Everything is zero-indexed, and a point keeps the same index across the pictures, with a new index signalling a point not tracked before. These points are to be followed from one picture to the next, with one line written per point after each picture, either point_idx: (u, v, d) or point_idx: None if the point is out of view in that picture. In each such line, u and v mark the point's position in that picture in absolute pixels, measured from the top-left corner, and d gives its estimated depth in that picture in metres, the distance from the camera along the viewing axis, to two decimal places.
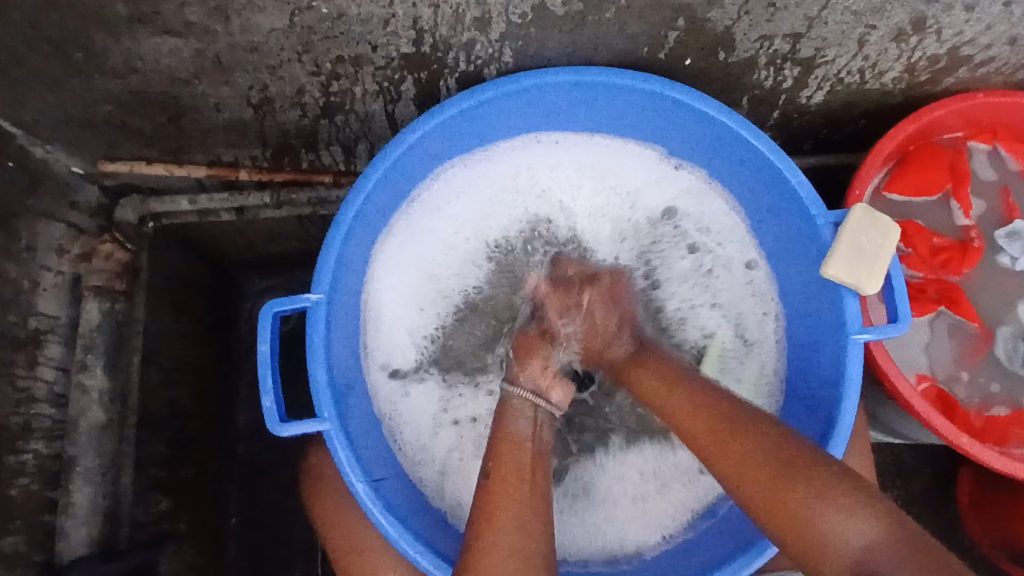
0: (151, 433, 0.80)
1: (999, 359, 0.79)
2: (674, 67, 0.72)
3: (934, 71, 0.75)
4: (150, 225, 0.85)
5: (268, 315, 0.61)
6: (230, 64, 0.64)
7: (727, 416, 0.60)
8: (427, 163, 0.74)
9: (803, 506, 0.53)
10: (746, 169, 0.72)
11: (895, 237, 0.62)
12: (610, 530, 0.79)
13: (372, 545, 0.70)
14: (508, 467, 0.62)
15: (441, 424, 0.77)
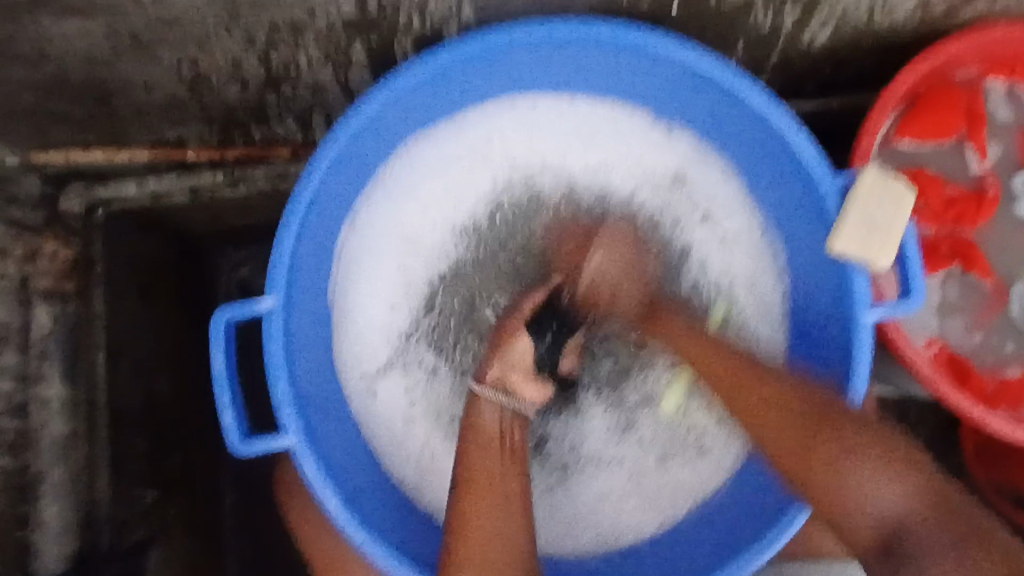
0: (128, 433, 0.77)
1: (1015, 317, 0.74)
2: (658, 14, 0.64)
3: (949, 3, 0.67)
4: (100, 213, 0.78)
5: (219, 324, 0.56)
6: (150, 41, 0.57)
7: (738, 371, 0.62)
8: (388, 138, 0.67)
9: (827, 460, 0.54)
10: (743, 128, 0.64)
11: (910, 204, 0.57)
12: (600, 502, 0.76)
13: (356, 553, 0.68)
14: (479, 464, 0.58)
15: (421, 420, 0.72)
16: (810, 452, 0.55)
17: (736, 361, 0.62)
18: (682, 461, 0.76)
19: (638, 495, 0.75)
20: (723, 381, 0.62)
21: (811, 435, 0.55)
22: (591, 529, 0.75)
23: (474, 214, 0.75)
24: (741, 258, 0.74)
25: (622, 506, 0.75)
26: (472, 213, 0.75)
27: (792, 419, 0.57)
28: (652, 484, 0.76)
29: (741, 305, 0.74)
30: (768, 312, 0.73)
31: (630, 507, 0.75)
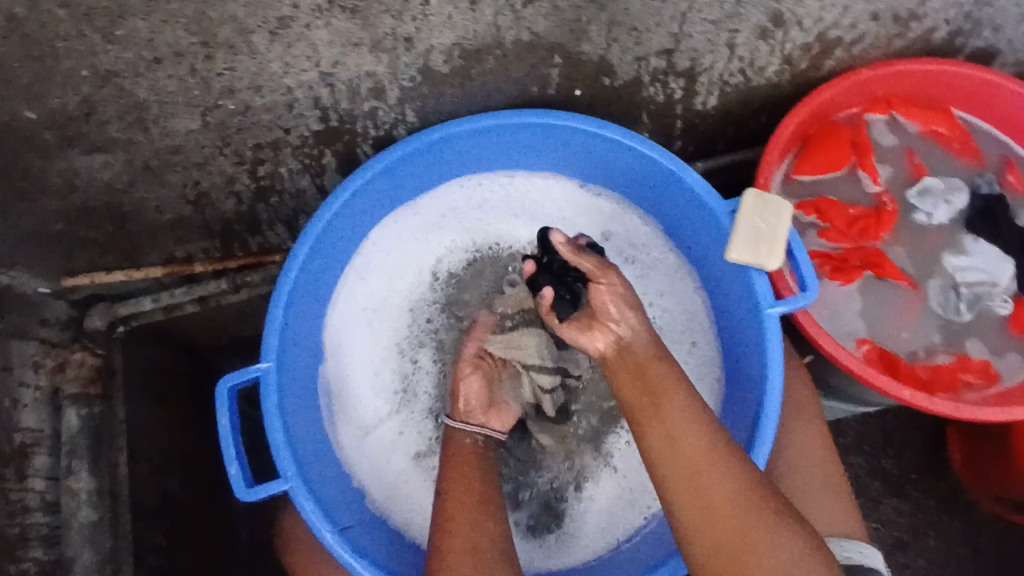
0: (148, 528, 0.84)
1: (935, 310, 0.83)
2: (568, 99, 0.78)
3: (811, 59, 0.82)
4: (121, 328, 0.89)
5: (223, 389, 0.66)
6: (160, 167, 0.70)
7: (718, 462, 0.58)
8: (362, 227, 0.79)
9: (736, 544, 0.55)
10: (645, 183, 0.76)
11: (788, 214, 0.66)
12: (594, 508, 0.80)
13: None
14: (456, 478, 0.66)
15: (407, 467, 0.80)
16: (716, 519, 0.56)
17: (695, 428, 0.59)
18: None
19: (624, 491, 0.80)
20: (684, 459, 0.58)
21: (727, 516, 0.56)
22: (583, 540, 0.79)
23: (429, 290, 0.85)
24: (665, 277, 0.82)
25: (604, 522, 0.79)
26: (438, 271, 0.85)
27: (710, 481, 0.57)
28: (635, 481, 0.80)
29: (678, 316, 0.81)
30: (700, 314, 0.80)
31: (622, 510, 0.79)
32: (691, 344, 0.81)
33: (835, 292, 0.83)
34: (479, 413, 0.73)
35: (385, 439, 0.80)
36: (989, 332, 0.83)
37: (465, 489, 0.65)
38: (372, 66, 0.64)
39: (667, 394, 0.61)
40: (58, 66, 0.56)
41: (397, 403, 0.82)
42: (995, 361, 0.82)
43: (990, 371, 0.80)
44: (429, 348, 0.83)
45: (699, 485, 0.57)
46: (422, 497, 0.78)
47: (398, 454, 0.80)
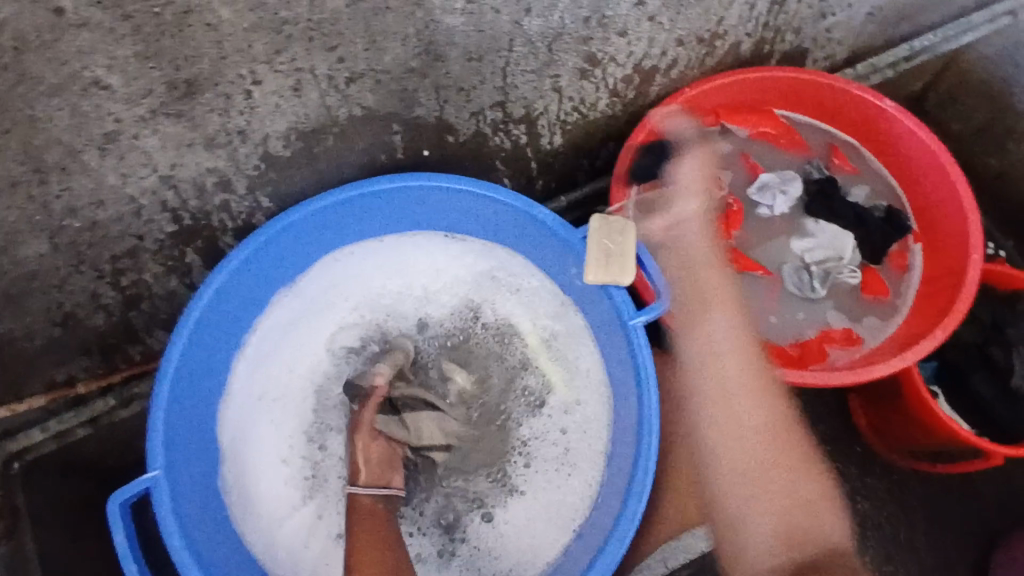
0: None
1: (793, 292, 0.90)
2: (419, 161, 0.82)
3: (636, 88, 0.90)
4: (14, 466, 0.86)
5: (114, 508, 0.65)
6: (17, 295, 0.70)
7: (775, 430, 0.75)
8: (238, 315, 0.79)
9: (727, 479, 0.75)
10: (504, 224, 0.80)
11: (631, 230, 0.72)
12: (513, 538, 0.80)
13: None
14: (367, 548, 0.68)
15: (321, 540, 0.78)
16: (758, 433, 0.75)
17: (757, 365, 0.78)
18: (563, 477, 0.81)
19: (540, 514, 0.80)
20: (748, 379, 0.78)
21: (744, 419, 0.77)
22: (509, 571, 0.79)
23: (323, 366, 0.85)
24: (548, 307, 0.86)
25: (525, 550, 0.79)
26: (332, 342, 0.85)
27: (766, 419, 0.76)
28: (550, 503, 0.80)
29: (562, 342, 0.85)
30: (583, 336, 0.84)
31: (543, 533, 0.79)
32: (579, 365, 0.84)
33: None
34: (380, 475, 0.74)
35: (300, 522, 0.79)
36: (843, 301, 0.91)
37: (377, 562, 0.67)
38: (213, 162, 0.66)
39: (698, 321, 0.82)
40: None
41: (310, 479, 0.81)
42: (854, 326, 0.90)
43: (852, 337, 0.88)
44: (332, 419, 0.83)
45: (745, 408, 0.76)
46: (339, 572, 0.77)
47: (316, 533, 0.78)
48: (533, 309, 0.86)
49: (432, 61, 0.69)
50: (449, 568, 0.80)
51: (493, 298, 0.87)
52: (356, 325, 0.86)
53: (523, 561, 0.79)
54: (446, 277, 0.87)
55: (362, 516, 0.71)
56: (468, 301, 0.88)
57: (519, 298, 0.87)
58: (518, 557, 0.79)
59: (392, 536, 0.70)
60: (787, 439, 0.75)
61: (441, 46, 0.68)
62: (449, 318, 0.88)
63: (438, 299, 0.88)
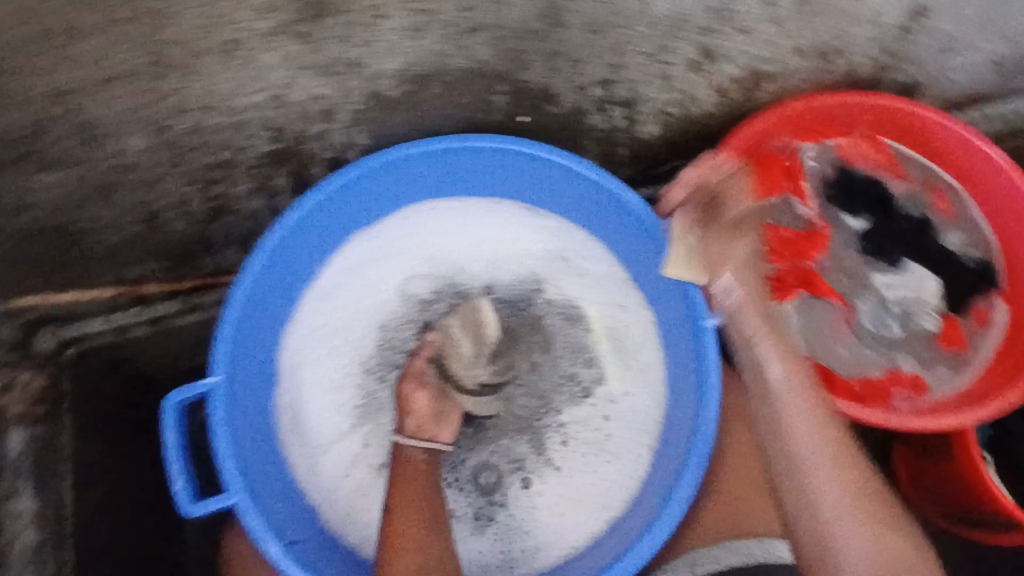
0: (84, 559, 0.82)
1: (869, 329, 0.89)
2: (514, 125, 0.82)
3: (743, 90, 0.88)
4: (69, 350, 0.91)
5: (168, 406, 0.67)
6: (113, 186, 0.72)
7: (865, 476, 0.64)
8: (314, 245, 0.80)
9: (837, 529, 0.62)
10: (587, 204, 0.80)
11: (719, 233, 0.72)
12: (544, 515, 0.81)
13: None
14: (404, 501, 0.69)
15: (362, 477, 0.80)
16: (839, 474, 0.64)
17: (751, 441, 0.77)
18: (604, 466, 0.82)
19: (574, 498, 0.81)
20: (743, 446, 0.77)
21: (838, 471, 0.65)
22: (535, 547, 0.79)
23: (388, 309, 0.86)
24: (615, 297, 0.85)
25: (556, 527, 0.80)
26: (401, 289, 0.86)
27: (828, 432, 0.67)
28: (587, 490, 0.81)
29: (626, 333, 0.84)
30: (649, 333, 0.83)
31: (573, 516, 0.80)
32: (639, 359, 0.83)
33: (772, 309, 0.89)
34: (427, 427, 0.75)
35: (346, 457, 0.81)
36: (915, 347, 0.89)
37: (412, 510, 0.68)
38: (323, 89, 0.67)
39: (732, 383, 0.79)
40: (11, 84, 0.57)
41: (361, 416, 0.82)
42: (923, 374, 0.88)
43: (918, 384, 0.86)
44: (389, 362, 0.84)
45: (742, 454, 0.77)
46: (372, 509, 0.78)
47: (360, 467, 0.80)
48: (598, 295, 0.85)
49: (553, 26, 0.68)
50: (487, 529, 0.80)
51: (561, 276, 0.87)
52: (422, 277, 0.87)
53: (554, 540, 0.79)
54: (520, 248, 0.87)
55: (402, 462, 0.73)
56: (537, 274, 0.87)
57: (587, 280, 0.86)
58: (552, 531, 0.80)
59: (431, 489, 0.71)
60: (866, 478, 0.64)
61: (565, 11, 0.66)
62: (516, 288, 0.87)
63: (508, 268, 0.87)
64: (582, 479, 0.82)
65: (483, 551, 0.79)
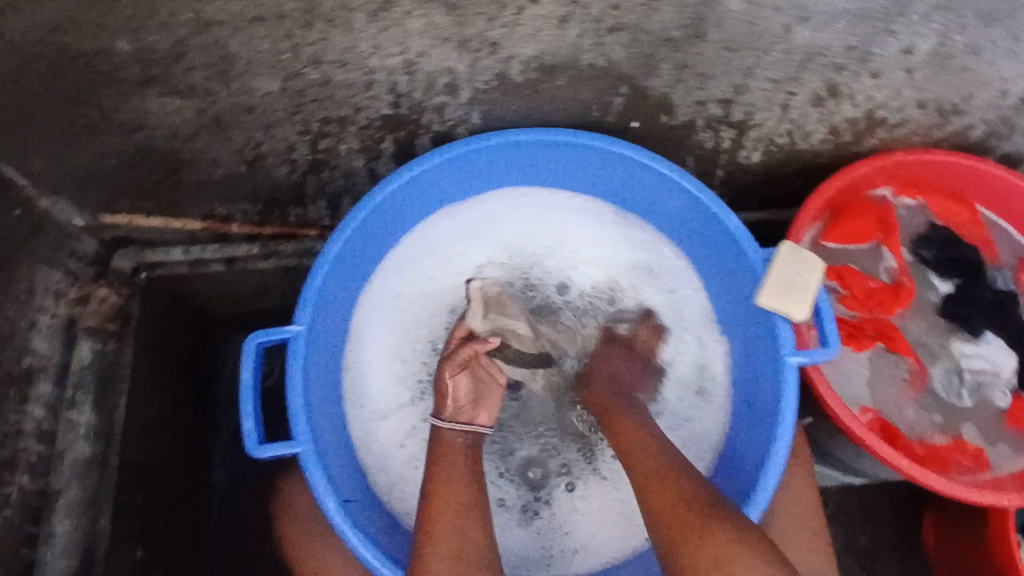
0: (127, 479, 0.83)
1: (938, 392, 0.86)
2: (623, 129, 0.81)
3: (855, 133, 0.86)
4: (144, 275, 0.91)
5: (251, 345, 0.67)
6: (228, 122, 0.72)
7: (657, 471, 0.65)
8: (408, 213, 0.80)
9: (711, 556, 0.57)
10: (684, 220, 0.79)
11: (819, 271, 0.69)
12: (588, 520, 0.80)
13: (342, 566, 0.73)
14: (447, 478, 0.66)
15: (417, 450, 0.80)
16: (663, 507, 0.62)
17: (659, 462, 0.66)
18: None
19: (620, 508, 0.80)
20: (633, 447, 0.69)
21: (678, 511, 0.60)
22: (575, 549, 0.79)
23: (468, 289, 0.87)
24: (692, 320, 0.84)
25: (598, 534, 0.79)
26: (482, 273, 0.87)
27: (654, 469, 0.65)
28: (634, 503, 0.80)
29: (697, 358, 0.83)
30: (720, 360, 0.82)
31: (618, 527, 0.79)
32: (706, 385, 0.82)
33: (846, 357, 0.86)
34: (465, 411, 0.74)
35: (404, 426, 0.81)
36: (984, 421, 0.85)
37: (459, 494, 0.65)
38: (454, 63, 0.67)
39: (614, 412, 0.74)
40: (163, 5, 0.58)
41: (425, 388, 0.83)
42: (986, 449, 0.84)
43: (982, 458, 0.83)
44: None
45: (651, 485, 0.64)
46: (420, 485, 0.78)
47: (415, 438, 0.81)
48: (673, 315, 0.85)
49: (693, 38, 0.67)
50: (529, 523, 0.81)
51: (641, 289, 0.87)
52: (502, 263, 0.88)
53: (595, 547, 0.78)
54: (603, 255, 0.88)
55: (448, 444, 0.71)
56: (615, 284, 0.88)
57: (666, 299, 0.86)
58: (590, 540, 0.79)
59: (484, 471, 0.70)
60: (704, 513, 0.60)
61: (708, 25, 0.65)
62: (592, 292, 0.88)
63: (589, 272, 0.88)
64: (627, 493, 0.81)
65: (521, 546, 0.80)
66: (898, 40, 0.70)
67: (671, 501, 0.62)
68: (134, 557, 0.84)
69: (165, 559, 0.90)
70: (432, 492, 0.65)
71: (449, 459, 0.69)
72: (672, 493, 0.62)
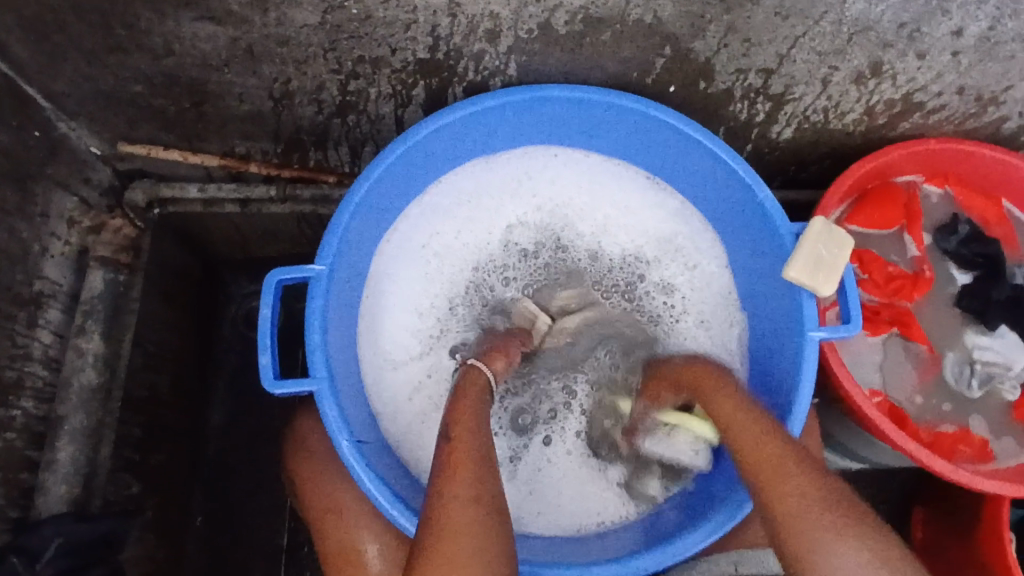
0: (131, 414, 0.82)
1: (948, 382, 0.87)
2: (659, 93, 0.80)
3: (890, 116, 0.85)
4: (156, 210, 0.89)
5: (272, 280, 0.66)
6: (260, 54, 0.70)
7: (775, 453, 0.60)
8: (436, 162, 0.79)
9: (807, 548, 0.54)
10: (715, 190, 0.78)
11: (849, 247, 0.69)
12: (572, 472, 0.82)
13: (348, 506, 0.73)
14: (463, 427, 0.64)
15: (429, 401, 0.80)
16: (773, 479, 0.58)
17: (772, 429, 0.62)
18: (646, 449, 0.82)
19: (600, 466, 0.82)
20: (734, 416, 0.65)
21: (784, 483, 0.57)
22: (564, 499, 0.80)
23: (489, 246, 0.86)
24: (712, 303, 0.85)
25: (580, 484, 0.81)
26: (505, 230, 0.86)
27: (764, 440, 0.61)
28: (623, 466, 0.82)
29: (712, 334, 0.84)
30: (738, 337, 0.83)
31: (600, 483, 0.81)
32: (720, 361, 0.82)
33: (860, 342, 0.87)
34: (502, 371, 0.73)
35: (419, 377, 0.81)
36: (991, 413, 0.86)
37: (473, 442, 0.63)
38: (498, 8, 0.65)
39: (710, 385, 0.69)
40: None
41: (440, 341, 0.83)
42: (992, 441, 0.85)
43: (987, 449, 0.84)
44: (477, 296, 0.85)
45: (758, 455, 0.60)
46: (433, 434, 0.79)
47: (427, 389, 0.81)
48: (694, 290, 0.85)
49: (745, 1, 0.65)
50: (513, 473, 0.81)
51: (667, 260, 0.86)
52: (526, 222, 0.87)
53: (581, 499, 0.80)
54: (630, 223, 0.87)
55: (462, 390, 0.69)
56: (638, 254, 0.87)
57: (688, 273, 0.86)
58: (569, 503, 0.80)
59: None
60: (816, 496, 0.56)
61: None
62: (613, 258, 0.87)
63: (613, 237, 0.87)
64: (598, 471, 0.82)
65: (521, 498, 0.80)
66: (949, 20, 0.69)
67: (807, 491, 0.56)
68: (129, 493, 0.82)
69: (162, 497, 0.89)
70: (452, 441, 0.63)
71: (460, 408, 0.67)
72: (804, 483, 0.57)
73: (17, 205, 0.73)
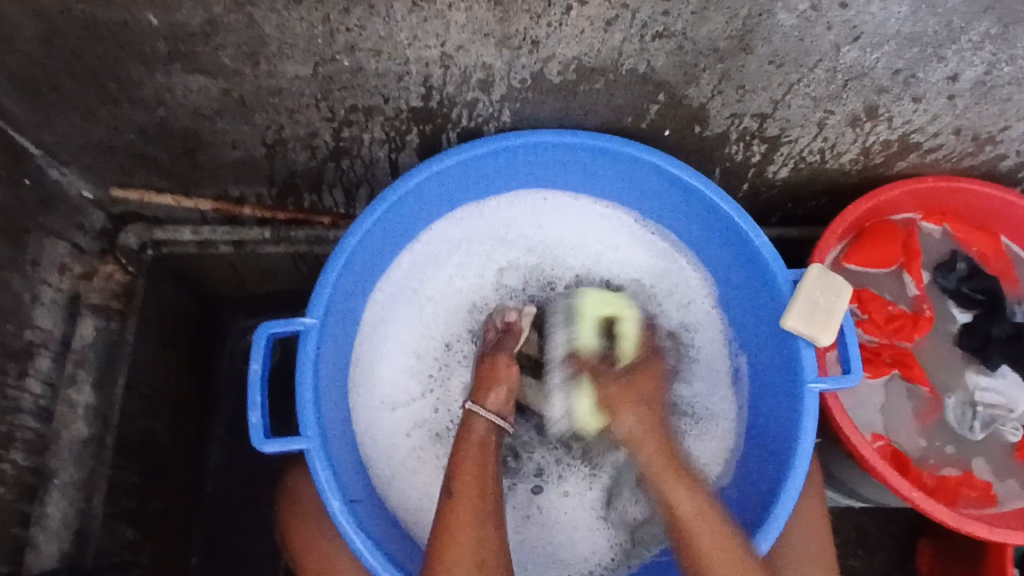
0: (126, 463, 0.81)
1: (950, 424, 0.85)
2: (654, 136, 0.79)
3: (887, 156, 0.85)
4: (150, 252, 0.89)
5: (263, 335, 0.65)
6: (251, 104, 0.70)
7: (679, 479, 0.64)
8: (428, 208, 0.79)
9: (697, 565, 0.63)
10: (711, 233, 0.78)
11: (847, 295, 0.68)
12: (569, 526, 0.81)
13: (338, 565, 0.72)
14: (466, 481, 0.65)
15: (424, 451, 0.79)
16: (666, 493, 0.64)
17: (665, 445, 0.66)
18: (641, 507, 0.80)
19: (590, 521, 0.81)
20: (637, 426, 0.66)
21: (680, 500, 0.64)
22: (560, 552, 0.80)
23: (481, 290, 0.85)
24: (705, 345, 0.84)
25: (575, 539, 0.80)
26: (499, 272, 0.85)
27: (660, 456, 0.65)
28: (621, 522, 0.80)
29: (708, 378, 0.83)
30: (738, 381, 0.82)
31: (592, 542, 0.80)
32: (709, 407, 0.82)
33: (862, 383, 0.86)
34: (503, 406, 0.70)
35: (413, 426, 0.80)
36: (995, 455, 0.85)
37: (471, 502, 0.64)
38: (490, 59, 0.65)
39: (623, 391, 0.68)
40: None
41: (433, 386, 0.81)
42: (995, 482, 0.84)
43: (990, 493, 0.82)
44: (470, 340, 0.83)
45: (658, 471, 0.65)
46: (429, 486, 0.78)
47: (420, 437, 0.79)
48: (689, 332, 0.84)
49: (738, 50, 0.65)
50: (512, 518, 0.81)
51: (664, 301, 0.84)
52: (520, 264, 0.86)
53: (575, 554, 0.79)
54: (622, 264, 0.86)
55: (468, 442, 0.68)
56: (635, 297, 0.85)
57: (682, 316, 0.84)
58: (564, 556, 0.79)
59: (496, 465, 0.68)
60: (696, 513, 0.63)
61: (757, 38, 0.63)
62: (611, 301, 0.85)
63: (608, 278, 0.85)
64: (586, 519, 0.81)
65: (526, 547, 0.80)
66: (944, 66, 0.69)
67: (695, 520, 0.63)
68: (125, 539, 0.81)
69: (158, 545, 0.88)
70: (453, 497, 0.64)
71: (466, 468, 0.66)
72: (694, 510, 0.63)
73: (9, 256, 0.72)
